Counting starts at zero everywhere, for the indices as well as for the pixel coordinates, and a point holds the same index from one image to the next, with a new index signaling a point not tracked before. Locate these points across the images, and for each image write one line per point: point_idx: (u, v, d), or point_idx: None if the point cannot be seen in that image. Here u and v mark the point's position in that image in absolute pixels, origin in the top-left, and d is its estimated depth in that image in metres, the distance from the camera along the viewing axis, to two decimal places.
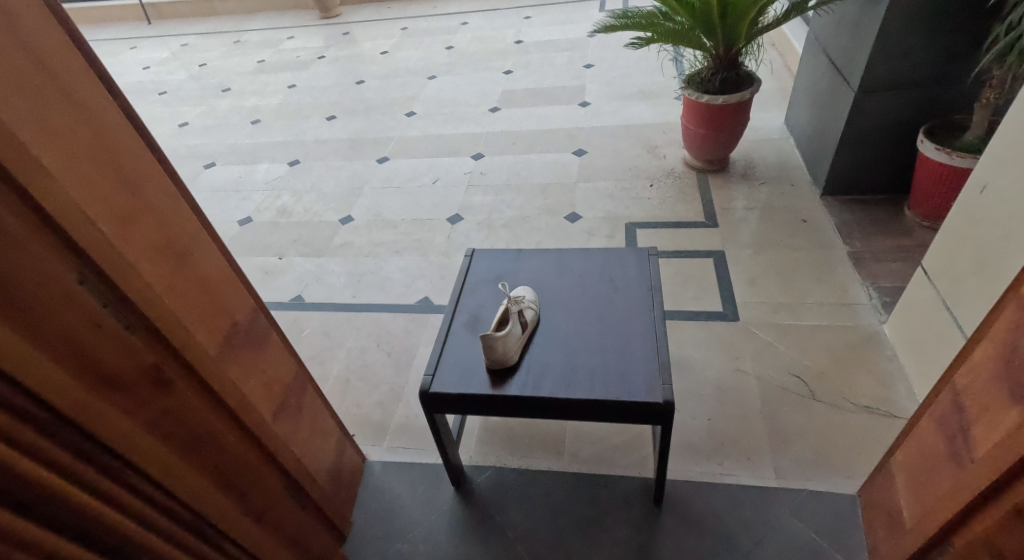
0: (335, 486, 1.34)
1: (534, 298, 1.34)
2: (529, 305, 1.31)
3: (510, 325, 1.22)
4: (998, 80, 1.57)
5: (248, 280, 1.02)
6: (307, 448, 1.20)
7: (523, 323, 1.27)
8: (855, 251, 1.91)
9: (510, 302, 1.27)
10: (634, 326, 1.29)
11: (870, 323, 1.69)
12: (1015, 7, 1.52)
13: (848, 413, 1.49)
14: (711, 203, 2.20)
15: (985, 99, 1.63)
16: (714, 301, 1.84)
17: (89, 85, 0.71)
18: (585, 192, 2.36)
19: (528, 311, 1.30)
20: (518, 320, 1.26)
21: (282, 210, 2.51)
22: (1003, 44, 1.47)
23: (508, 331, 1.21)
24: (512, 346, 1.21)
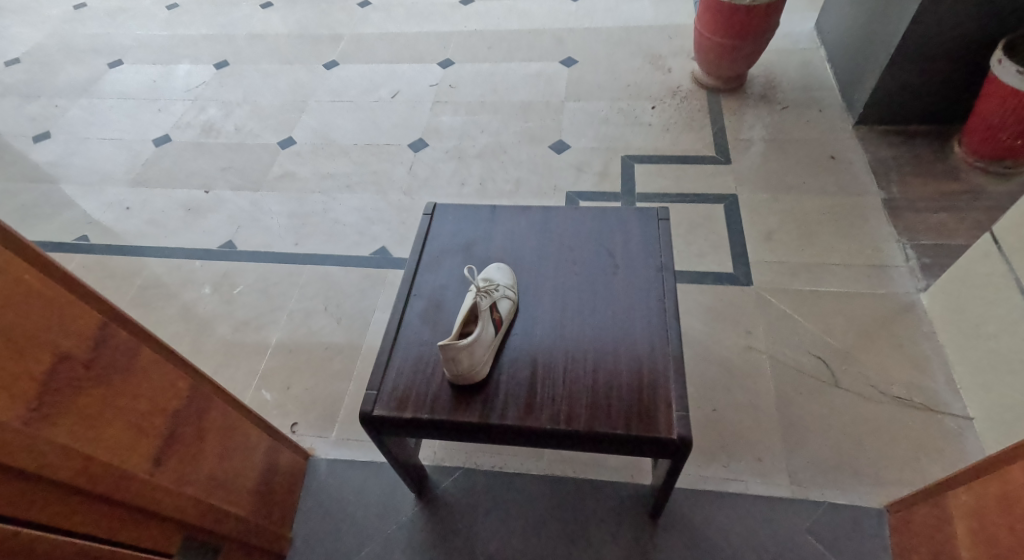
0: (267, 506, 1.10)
1: (511, 283, 1.04)
2: (505, 295, 1.01)
3: (480, 327, 0.93)
4: None
5: (83, 285, 0.70)
6: (218, 479, 0.94)
7: (497, 321, 0.97)
8: (891, 197, 1.60)
9: (479, 294, 0.97)
10: (638, 323, 1.00)
11: (905, 292, 1.43)
12: None
13: (876, 404, 1.27)
14: (723, 131, 1.85)
15: None
16: (723, 259, 1.56)
17: None
18: (573, 115, 1.98)
19: (503, 300, 1.00)
20: (492, 316, 0.96)
21: (207, 127, 2.08)
22: None
23: (478, 337, 0.92)
24: (484, 356, 0.93)
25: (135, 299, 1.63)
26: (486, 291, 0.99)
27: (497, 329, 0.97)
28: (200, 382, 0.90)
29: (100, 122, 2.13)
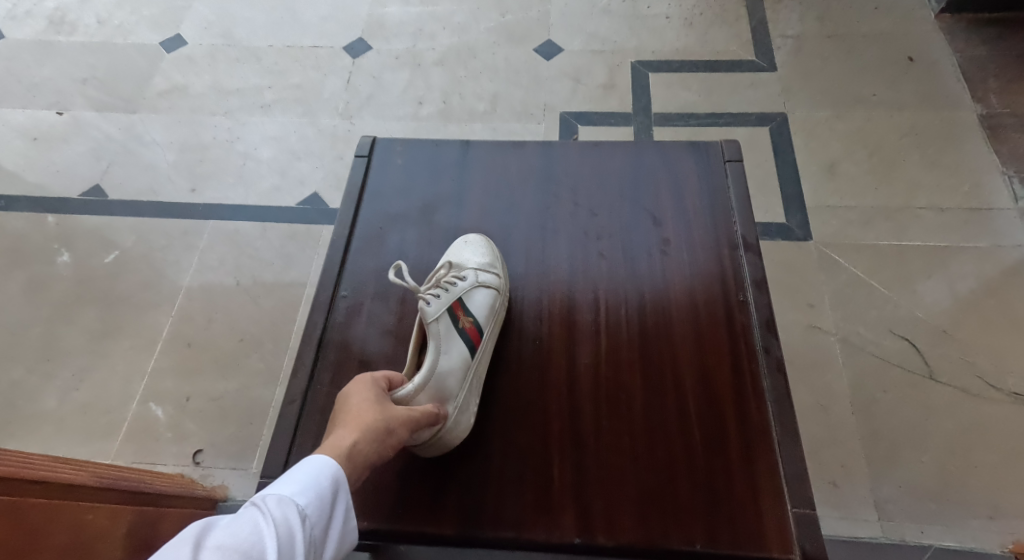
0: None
1: (489, 259, 0.65)
2: (478, 282, 0.61)
3: (433, 352, 0.54)
4: None
5: None
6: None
7: (471, 329, 0.58)
8: (990, 113, 1.20)
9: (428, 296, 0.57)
10: (708, 338, 0.62)
11: (1015, 245, 1.07)
12: None
13: (987, 405, 0.95)
14: (764, 24, 1.39)
15: None
16: (773, 203, 1.16)
17: None
18: (564, 3, 1.48)
19: (475, 292, 0.61)
20: (458, 326, 0.57)
21: (56, 18, 1.50)
22: None
23: (428, 370, 0.53)
24: (452, 395, 0.54)
25: None
26: (441, 285, 0.59)
27: (473, 343, 0.58)
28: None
29: None
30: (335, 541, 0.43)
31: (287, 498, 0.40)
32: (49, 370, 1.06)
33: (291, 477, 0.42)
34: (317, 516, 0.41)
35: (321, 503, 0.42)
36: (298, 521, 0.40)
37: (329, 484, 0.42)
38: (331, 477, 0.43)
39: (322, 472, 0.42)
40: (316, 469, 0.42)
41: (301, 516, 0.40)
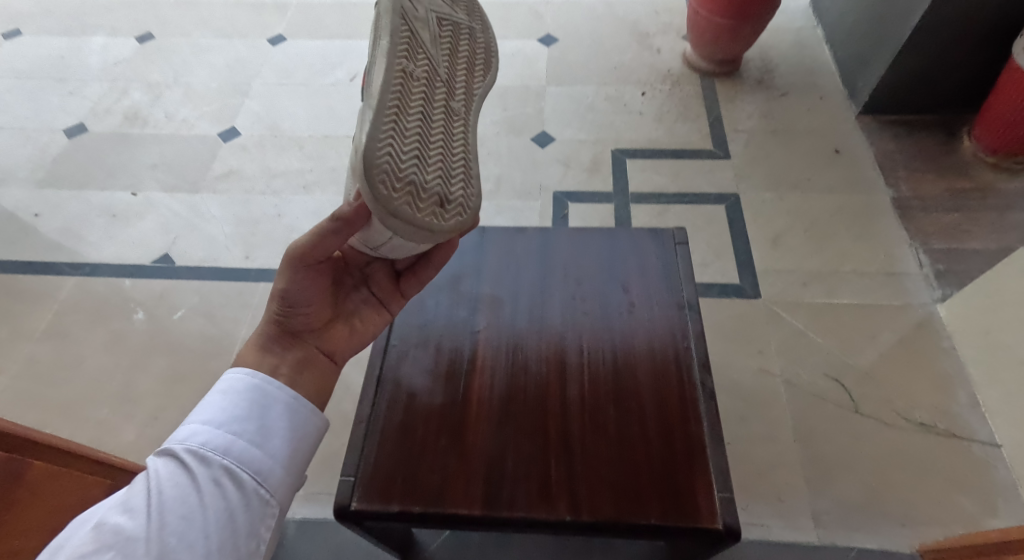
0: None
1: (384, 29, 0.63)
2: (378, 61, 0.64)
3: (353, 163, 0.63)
4: None
5: None
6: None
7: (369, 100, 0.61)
8: (900, 197, 1.48)
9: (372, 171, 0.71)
10: (662, 373, 0.86)
11: (922, 303, 1.32)
12: None
13: (901, 433, 1.17)
14: (720, 121, 1.69)
15: None
16: (728, 268, 1.42)
17: None
18: (556, 101, 1.78)
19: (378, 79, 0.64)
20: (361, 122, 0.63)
21: (131, 113, 1.79)
22: None
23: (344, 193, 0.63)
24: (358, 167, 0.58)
25: (50, 329, 1.38)
26: None
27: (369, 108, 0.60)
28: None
29: None
30: (264, 411, 0.59)
31: (206, 411, 0.57)
32: (128, 409, 1.27)
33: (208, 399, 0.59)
34: (233, 402, 0.58)
35: (233, 395, 0.58)
36: (219, 415, 0.56)
37: (236, 381, 0.59)
38: (236, 378, 0.60)
39: (228, 380, 0.59)
40: (224, 382, 0.60)
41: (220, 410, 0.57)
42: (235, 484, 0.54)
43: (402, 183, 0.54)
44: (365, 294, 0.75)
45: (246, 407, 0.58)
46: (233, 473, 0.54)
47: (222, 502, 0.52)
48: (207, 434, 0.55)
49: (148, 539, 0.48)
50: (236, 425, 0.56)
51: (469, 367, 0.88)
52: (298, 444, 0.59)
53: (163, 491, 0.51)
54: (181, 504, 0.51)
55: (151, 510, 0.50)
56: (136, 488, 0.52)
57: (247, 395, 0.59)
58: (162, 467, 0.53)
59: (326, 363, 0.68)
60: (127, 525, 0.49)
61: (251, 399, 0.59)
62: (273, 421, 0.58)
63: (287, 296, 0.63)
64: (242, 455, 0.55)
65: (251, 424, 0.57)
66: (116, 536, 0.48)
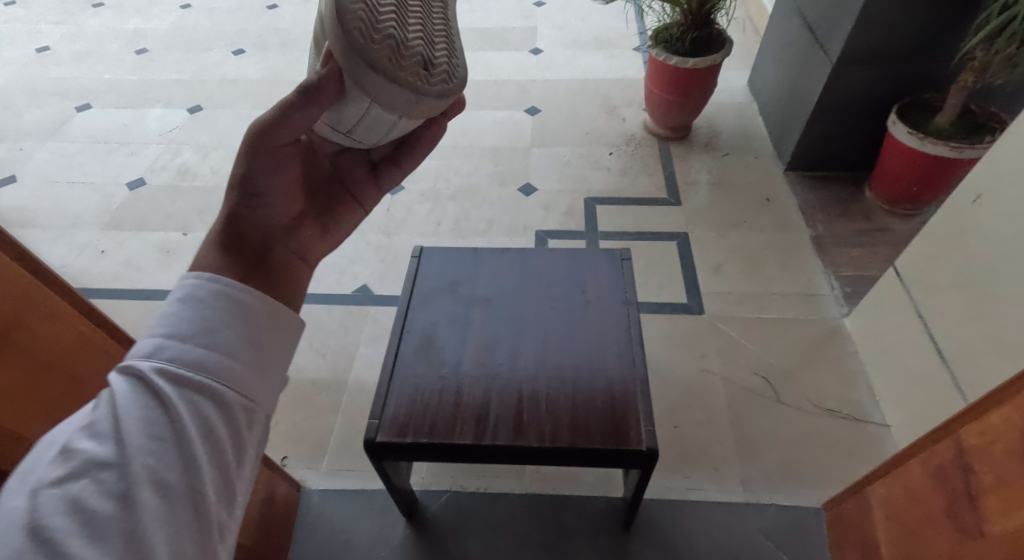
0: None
1: None
2: None
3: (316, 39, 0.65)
4: (979, 65, 1.42)
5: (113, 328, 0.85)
6: None
7: None
8: (817, 235, 1.82)
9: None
10: (608, 349, 1.16)
11: (833, 317, 1.63)
12: None
13: (812, 417, 1.45)
14: (673, 176, 2.05)
15: (963, 81, 1.50)
16: (678, 291, 1.73)
17: None
18: (539, 159, 2.15)
19: None
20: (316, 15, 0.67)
21: (183, 170, 2.14)
22: (990, 29, 1.33)
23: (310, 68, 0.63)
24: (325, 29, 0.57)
25: None
26: None
27: None
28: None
29: (70, 165, 2.17)
30: (233, 319, 0.54)
31: (165, 329, 0.50)
32: None
33: (163, 313, 0.52)
34: (197, 316, 0.52)
35: (194, 309, 0.52)
36: (182, 333, 0.50)
37: (198, 293, 0.53)
38: (197, 290, 0.53)
39: (185, 292, 0.53)
40: (180, 295, 0.53)
41: (179, 328, 0.51)
42: (212, 398, 0.49)
43: (382, 35, 0.55)
44: (339, 196, 0.77)
45: (214, 318, 0.52)
46: (207, 386, 0.49)
47: (201, 419, 0.48)
48: (176, 349, 0.49)
49: (132, 467, 0.43)
50: (205, 338, 0.51)
51: (464, 347, 1.18)
52: (269, 351, 0.55)
53: (133, 417, 0.45)
54: (162, 428, 0.46)
55: (129, 432, 0.45)
56: (101, 410, 0.46)
57: (210, 301, 0.53)
58: (128, 385, 0.47)
59: (302, 267, 0.70)
60: (105, 449, 0.43)
61: (217, 307, 0.53)
62: (245, 329, 0.54)
63: (250, 182, 0.63)
64: (217, 367, 0.50)
65: (226, 337, 0.52)
66: (92, 466, 0.42)
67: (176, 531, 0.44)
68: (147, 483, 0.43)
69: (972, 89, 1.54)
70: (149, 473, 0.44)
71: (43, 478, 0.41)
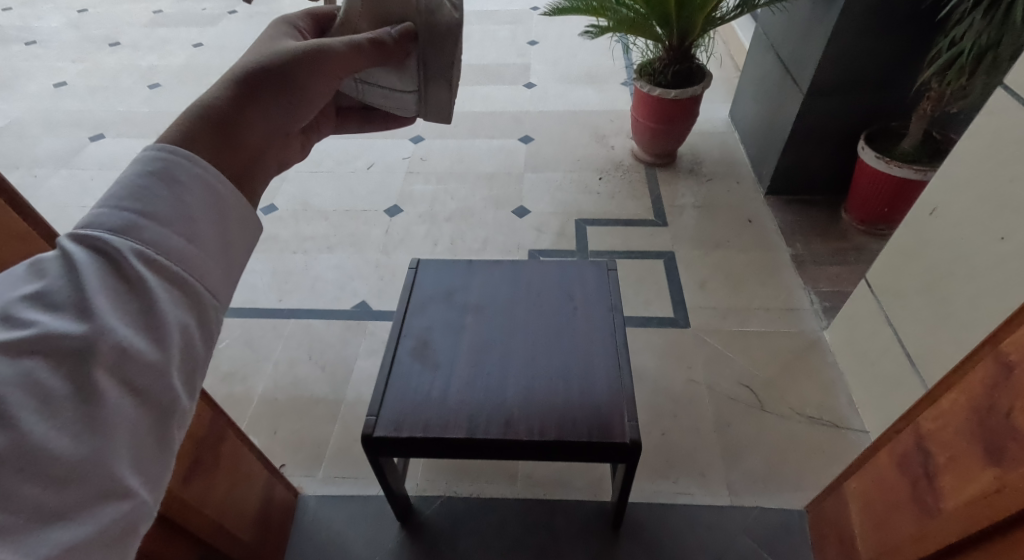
0: (231, 476, 1.11)
1: None
2: None
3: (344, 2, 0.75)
4: (937, 93, 1.56)
5: None
6: None
7: None
8: (797, 254, 1.91)
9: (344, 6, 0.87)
10: (593, 351, 1.22)
11: (812, 329, 1.70)
12: (958, 22, 1.49)
13: (795, 423, 1.50)
14: (660, 199, 2.15)
15: (923, 110, 1.63)
16: (665, 306, 1.80)
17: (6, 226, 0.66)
18: (532, 184, 2.25)
19: None
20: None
21: None
22: (943, 61, 1.46)
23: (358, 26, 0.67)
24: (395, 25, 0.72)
25: None
26: None
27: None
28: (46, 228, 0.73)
29: (82, 190, 2.26)
30: (210, 207, 0.44)
31: (134, 201, 0.41)
32: None
33: (128, 180, 0.42)
34: (171, 195, 0.42)
35: (168, 186, 0.42)
36: (154, 210, 0.41)
37: (180, 172, 0.43)
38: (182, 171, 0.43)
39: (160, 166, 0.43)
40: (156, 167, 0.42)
41: (150, 204, 0.41)
42: (183, 292, 0.41)
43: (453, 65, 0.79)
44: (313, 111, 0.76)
45: (194, 204, 0.43)
46: (181, 278, 0.41)
47: (174, 313, 0.39)
48: (154, 232, 0.40)
49: (100, 353, 0.35)
50: (183, 225, 0.42)
51: (457, 350, 1.24)
52: (240, 250, 0.46)
53: (100, 292, 0.37)
54: (139, 318, 0.37)
55: (100, 310, 0.36)
56: (58, 280, 0.37)
57: (186, 181, 0.43)
58: (92, 258, 0.38)
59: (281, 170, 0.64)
60: (66, 325, 0.35)
61: (195, 190, 0.44)
62: (225, 226, 0.45)
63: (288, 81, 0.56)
64: (192, 260, 0.42)
65: (208, 230, 0.43)
66: (48, 343, 0.34)
67: (139, 438, 0.36)
68: (115, 375, 0.35)
69: (933, 116, 1.67)
70: (118, 364, 0.36)
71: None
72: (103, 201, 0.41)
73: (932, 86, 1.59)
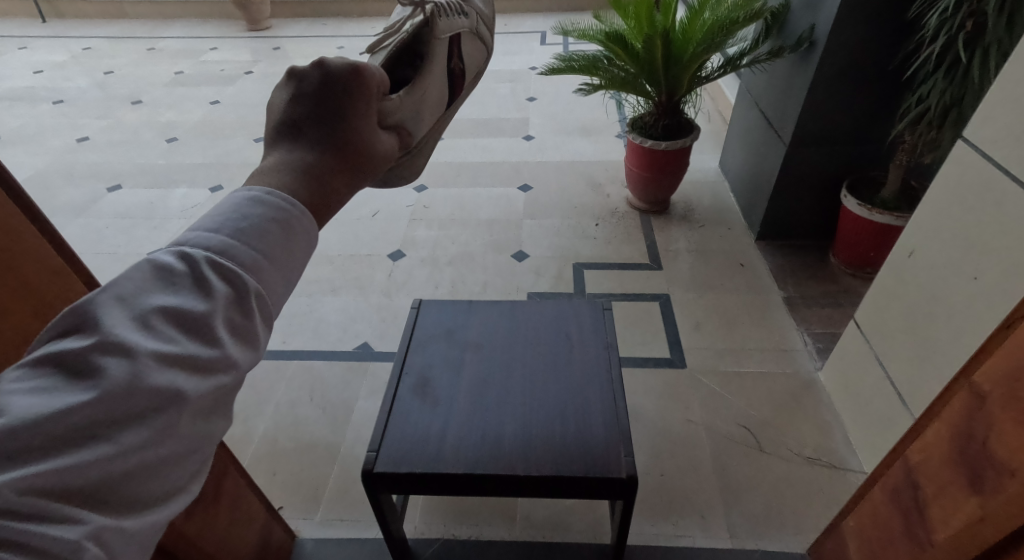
0: (231, 512, 1.11)
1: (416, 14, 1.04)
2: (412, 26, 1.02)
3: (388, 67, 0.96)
4: (910, 145, 1.65)
5: None
6: None
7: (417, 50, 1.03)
8: (789, 296, 1.95)
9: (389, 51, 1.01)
10: (590, 387, 1.25)
11: (807, 370, 1.72)
12: (923, 81, 1.60)
13: (793, 464, 1.50)
14: (654, 244, 2.22)
15: (899, 160, 1.72)
16: (661, 347, 1.83)
17: (48, 271, 0.73)
18: (531, 229, 2.32)
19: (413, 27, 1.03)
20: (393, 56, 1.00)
21: None
22: (913, 116, 1.56)
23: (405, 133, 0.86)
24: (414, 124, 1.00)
25: None
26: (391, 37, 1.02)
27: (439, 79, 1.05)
28: (86, 273, 0.79)
29: (96, 237, 2.33)
30: (300, 259, 0.55)
31: (254, 241, 0.51)
32: None
33: (253, 222, 0.52)
34: (279, 246, 0.52)
35: (283, 237, 0.53)
36: (268, 255, 0.52)
37: (299, 235, 0.54)
38: (300, 238, 0.55)
39: (290, 226, 0.54)
40: (288, 226, 0.54)
41: (266, 249, 0.51)
42: (265, 326, 0.51)
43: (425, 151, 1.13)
44: None
45: (289, 252, 0.53)
46: (265, 314, 0.51)
47: (260, 345, 0.50)
48: (265, 274, 0.51)
49: (213, 377, 0.45)
50: (281, 272, 0.53)
51: (458, 387, 1.27)
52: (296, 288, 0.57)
53: (221, 319, 0.47)
54: (238, 351, 0.48)
55: (218, 338, 0.46)
56: (190, 299, 0.46)
57: (292, 237, 0.54)
58: (219, 286, 0.48)
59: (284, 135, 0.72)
60: (196, 349, 0.45)
61: (295, 245, 0.54)
62: (301, 271, 0.55)
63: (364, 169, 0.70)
64: (275, 299, 0.53)
65: (292, 277, 0.54)
66: (183, 361, 0.44)
67: (205, 453, 0.46)
68: (214, 393, 0.46)
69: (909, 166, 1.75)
70: (219, 390, 0.46)
71: (141, 347, 0.42)
72: (230, 235, 0.50)
73: (905, 138, 1.68)
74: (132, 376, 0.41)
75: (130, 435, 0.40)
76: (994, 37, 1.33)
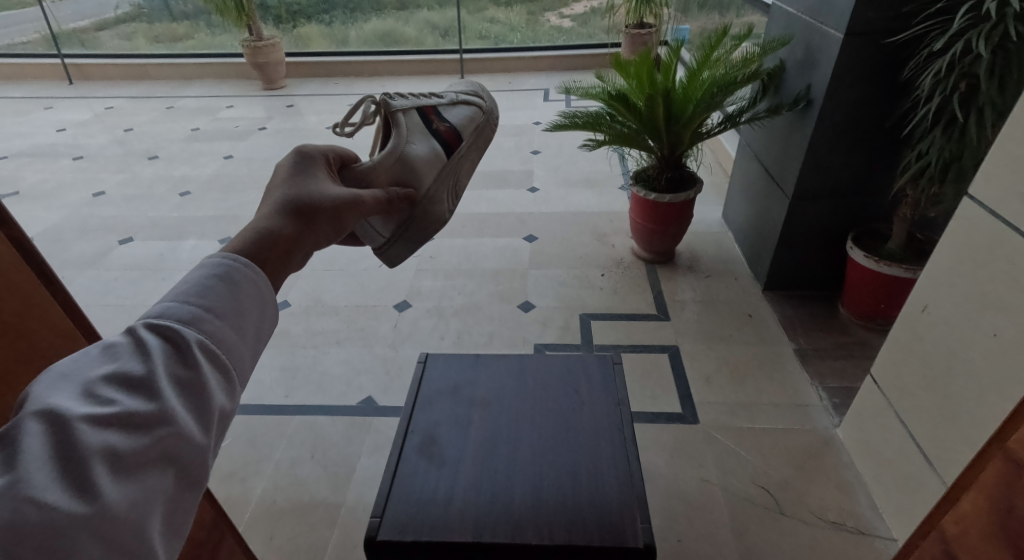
0: None
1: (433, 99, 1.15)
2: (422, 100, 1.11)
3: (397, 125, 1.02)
4: (913, 199, 1.66)
5: None
6: None
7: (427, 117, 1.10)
8: (800, 349, 1.92)
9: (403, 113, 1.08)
10: (603, 448, 1.21)
11: (824, 427, 1.67)
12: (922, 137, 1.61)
13: (816, 529, 1.43)
14: (661, 294, 2.20)
15: (904, 214, 1.72)
16: (672, 402, 1.78)
17: (55, 331, 0.71)
18: (537, 279, 2.32)
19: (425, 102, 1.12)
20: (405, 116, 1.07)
21: None
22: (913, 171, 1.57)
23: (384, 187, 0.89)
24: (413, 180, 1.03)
25: None
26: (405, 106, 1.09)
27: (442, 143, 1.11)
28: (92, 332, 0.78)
29: (105, 289, 2.33)
30: (257, 310, 0.53)
31: (196, 298, 0.50)
32: None
33: (194, 280, 0.51)
34: (226, 298, 0.51)
35: (228, 287, 0.52)
36: (214, 308, 0.50)
37: (247, 285, 0.53)
38: (250, 287, 0.53)
39: (236, 279, 0.53)
40: (235, 278, 0.53)
41: (211, 303, 0.50)
42: (223, 380, 0.49)
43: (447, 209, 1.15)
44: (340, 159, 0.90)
45: (241, 301, 0.52)
46: (221, 367, 0.49)
47: (218, 399, 0.48)
48: (214, 324, 0.49)
49: (156, 433, 0.42)
50: (234, 321, 0.51)
51: (465, 447, 1.23)
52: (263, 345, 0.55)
53: (166, 373, 0.45)
54: (186, 404, 0.45)
55: (163, 391, 0.44)
56: (130, 360, 0.45)
57: (240, 284, 0.52)
58: (160, 344, 0.46)
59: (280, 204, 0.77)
60: (137, 404, 0.42)
61: (246, 293, 0.53)
62: (259, 324, 0.54)
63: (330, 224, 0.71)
64: (232, 350, 0.50)
65: (250, 328, 0.53)
66: (121, 420, 0.41)
67: (168, 514, 0.42)
68: (162, 447, 0.42)
69: (914, 219, 1.76)
70: (164, 446, 0.42)
71: (74, 411, 0.40)
72: (174, 298, 0.50)
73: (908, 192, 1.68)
74: (61, 439, 0.38)
75: (66, 497, 0.36)
76: (987, 97, 1.35)
